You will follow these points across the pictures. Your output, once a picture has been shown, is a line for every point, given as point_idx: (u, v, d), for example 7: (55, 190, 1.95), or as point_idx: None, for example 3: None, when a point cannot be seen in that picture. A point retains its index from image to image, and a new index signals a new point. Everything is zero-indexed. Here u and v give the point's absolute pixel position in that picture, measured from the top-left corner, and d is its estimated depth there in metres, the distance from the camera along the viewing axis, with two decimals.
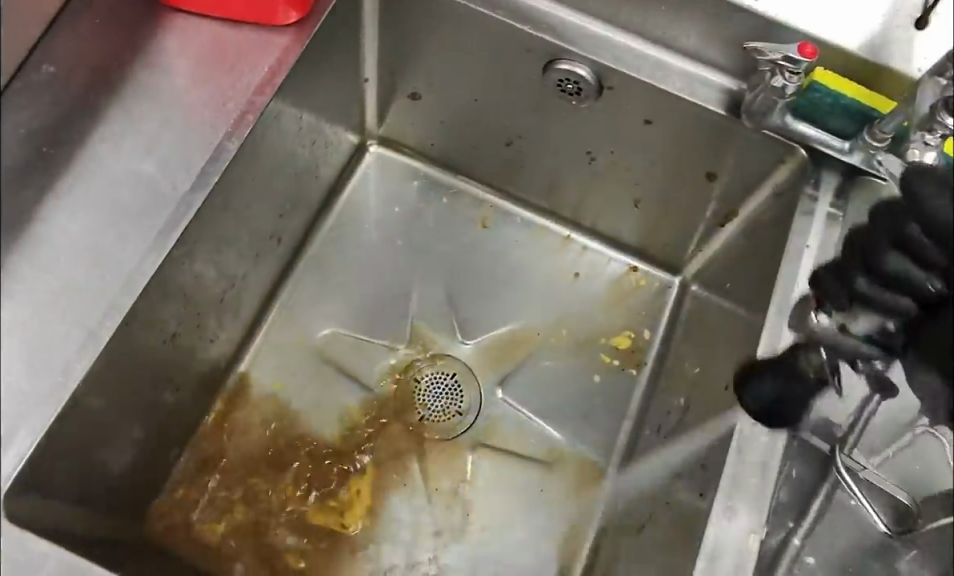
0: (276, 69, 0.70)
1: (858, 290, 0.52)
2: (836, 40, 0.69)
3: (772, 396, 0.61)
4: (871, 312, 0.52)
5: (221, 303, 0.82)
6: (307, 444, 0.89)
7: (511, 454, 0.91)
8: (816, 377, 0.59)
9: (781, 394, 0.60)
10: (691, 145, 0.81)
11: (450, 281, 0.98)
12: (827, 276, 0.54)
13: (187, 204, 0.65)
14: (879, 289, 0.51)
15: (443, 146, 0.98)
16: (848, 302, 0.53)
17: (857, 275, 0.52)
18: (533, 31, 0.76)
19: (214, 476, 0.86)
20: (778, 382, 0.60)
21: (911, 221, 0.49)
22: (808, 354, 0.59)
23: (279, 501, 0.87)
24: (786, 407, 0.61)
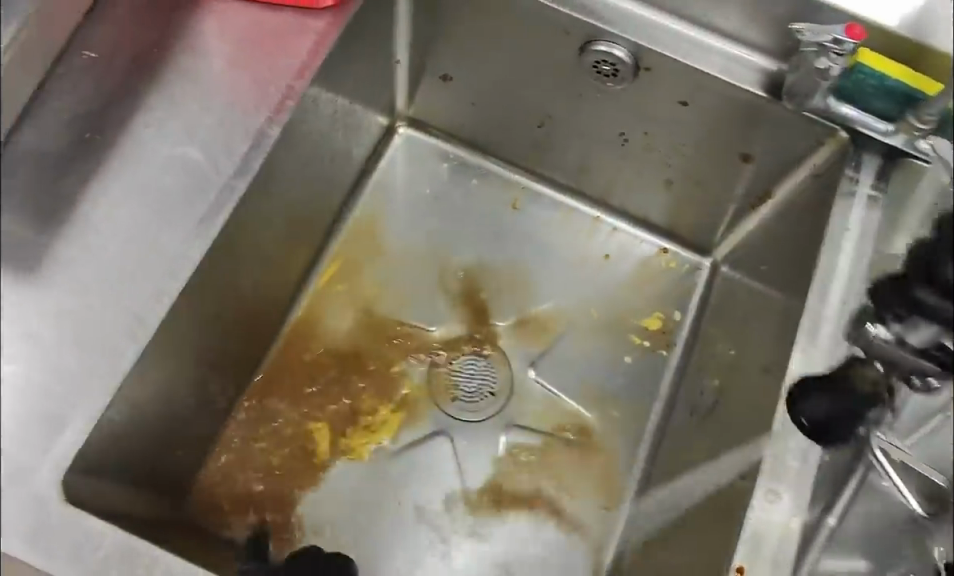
0: (314, 53, 0.70)
1: (919, 300, 0.52)
2: (876, 20, 0.69)
3: (829, 412, 0.58)
4: (931, 323, 0.53)
5: (258, 287, 0.82)
6: (345, 415, 0.91)
7: (544, 435, 0.92)
8: (872, 393, 0.58)
9: (834, 411, 0.58)
10: (726, 127, 0.80)
11: (481, 263, 0.98)
12: (887, 287, 0.55)
13: (231, 189, 0.65)
14: (941, 302, 0.51)
15: (473, 129, 0.97)
16: (907, 311, 0.54)
17: (920, 286, 0.52)
18: (569, 12, 0.76)
19: (253, 437, 0.87)
20: (829, 397, 0.58)
21: None
22: (863, 369, 0.59)
23: (313, 469, 0.88)
24: (838, 422, 0.58)
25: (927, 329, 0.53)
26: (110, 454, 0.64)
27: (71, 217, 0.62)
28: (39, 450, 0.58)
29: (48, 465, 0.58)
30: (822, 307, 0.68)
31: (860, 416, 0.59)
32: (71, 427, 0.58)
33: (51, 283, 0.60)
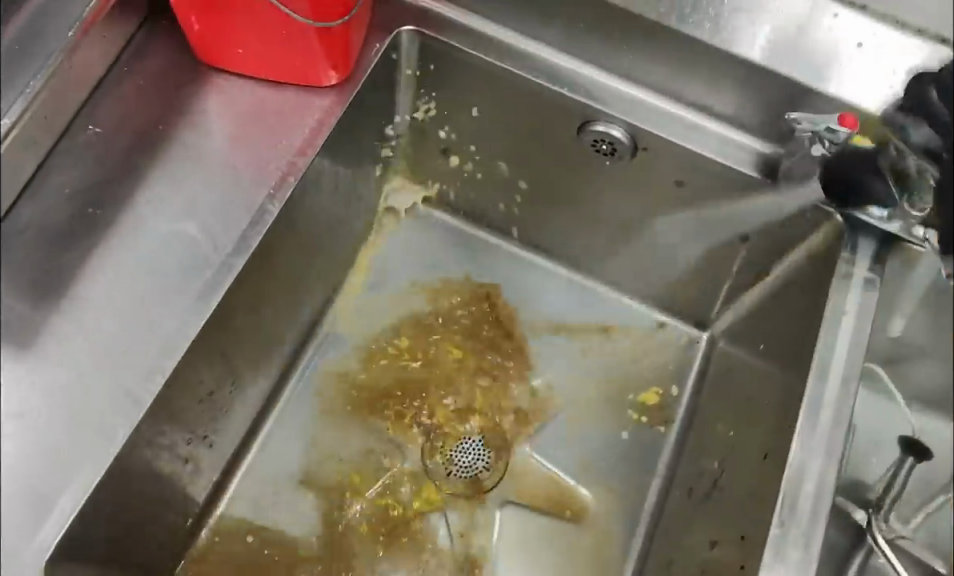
0: (317, 129, 0.71)
1: (930, 97, 0.64)
2: (867, 106, 0.69)
3: (839, 175, 0.71)
4: (926, 124, 0.64)
5: (253, 358, 0.82)
6: (343, 479, 0.89)
7: (543, 512, 0.90)
8: (883, 171, 0.69)
9: (845, 174, 0.70)
10: (717, 212, 0.82)
11: (477, 334, 0.98)
12: (910, 84, 0.66)
13: (228, 267, 0.65)
14: (934, 104, 0.63)
15: (472, 202, 0.98)
16: (909, 110, 0.66)
17: (926, 91, 0.64)
18: (568, 93, 0.78)
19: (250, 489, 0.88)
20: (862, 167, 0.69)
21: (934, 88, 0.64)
22: (893, 147, 0.68)
23: (306, 534, 0.87)
24: (850, 179, 0.70)
25: (926, 127, 0.64)
26: (95, 533, 0.63)
27: (67, 292, 0.62)
28: (24, 534, 0.56)
29: (31, 551, 0.56)
30: (822, 392, 0.68)
31: (855, 186, 0.70)
32: (58, 508, 0.56)
33: (44, 358, 0.60)
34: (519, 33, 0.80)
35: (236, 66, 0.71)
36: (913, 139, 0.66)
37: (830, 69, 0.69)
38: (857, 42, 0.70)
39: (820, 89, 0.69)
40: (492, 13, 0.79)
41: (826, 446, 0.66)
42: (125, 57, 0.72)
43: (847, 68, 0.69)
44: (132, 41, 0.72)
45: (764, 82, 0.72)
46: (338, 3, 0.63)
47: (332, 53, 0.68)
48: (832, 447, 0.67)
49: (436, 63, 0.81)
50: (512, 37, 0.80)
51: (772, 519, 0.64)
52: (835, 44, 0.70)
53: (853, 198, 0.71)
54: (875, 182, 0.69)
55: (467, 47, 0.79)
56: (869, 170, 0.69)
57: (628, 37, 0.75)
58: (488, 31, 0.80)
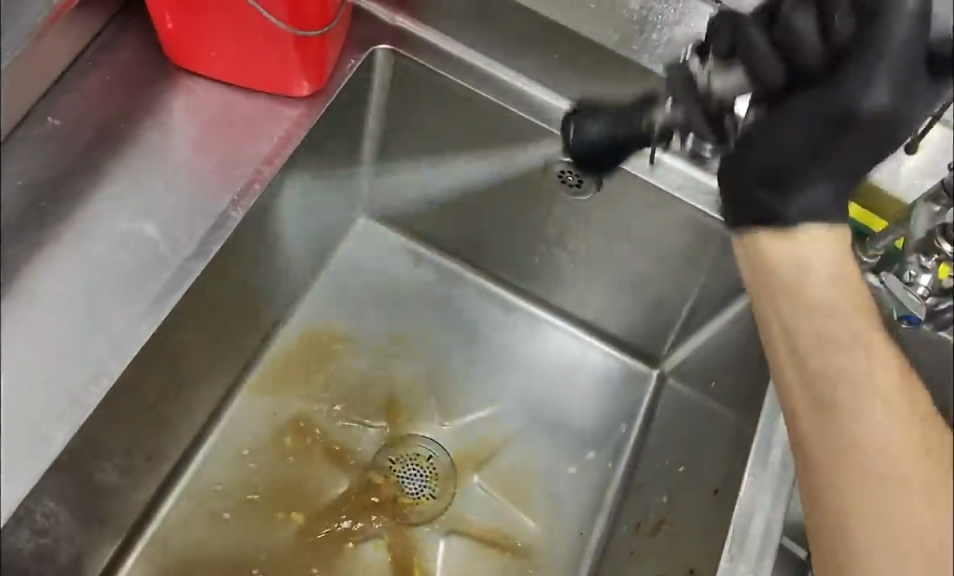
0: (286, 139, 0.70)
1: (747, 38, 0.57)
2: None
3: (599, 137, 0.63)
4: (735, 68, 0.59)
5: (200, 370, 0.79)
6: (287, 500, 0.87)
7: (486, 541, 0.89)
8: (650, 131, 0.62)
9: (609, 136, 0.63)
10: (673, 250, 0.83)
11: (431, 359, 0.97)
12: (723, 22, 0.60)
13: (186, 272, 0.63)
14: (731, 70, 0.59)
15: (432, 226, 0.98)
16: (724, 59, 0.60)
17: (751, 27, 0.57)
18: (539, 122, 0.79)
19: (185, 507, 0.84)
20: (610, 126, 0.63)
21: (795, 14, 0.56)
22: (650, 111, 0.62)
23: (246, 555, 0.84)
24: (609, 145, 0.63)
25: (738, 73, 0.59)
26: (22, 545, 0.60)
27: (15, 285, 0.59)
28: None
29: None
30: (775, 430, 0.69)
31: (626, 146, 0.63)
32: None
33: None
34: (495, 61, 0.81)
35: (208, 69, 0.70)
36: (709, 91, 0.60)
37: None
38: None
39: None
40: (470, 40, 0.80)
41: (777, 484, 0.67)
42: (91, 51, 0.70)
43: None
44: (100, 35, 0.70)
45: None
46: (316, 10, 0.63)
47: (306, 62, 0.68)
48: (783, 485, 0.67)
49: (410, 83, 0.81)
50: (487, 63, 0.80)
51: (722, 554, 0.65)
52: None
53: (616, 156, 0.64)
54: (636, 143, 0.63)
55: (443, 70, 0.79)
56: (635, 137, 0.63)
57: (603, 70, 0.76)
58: (464, 57, 0.80)
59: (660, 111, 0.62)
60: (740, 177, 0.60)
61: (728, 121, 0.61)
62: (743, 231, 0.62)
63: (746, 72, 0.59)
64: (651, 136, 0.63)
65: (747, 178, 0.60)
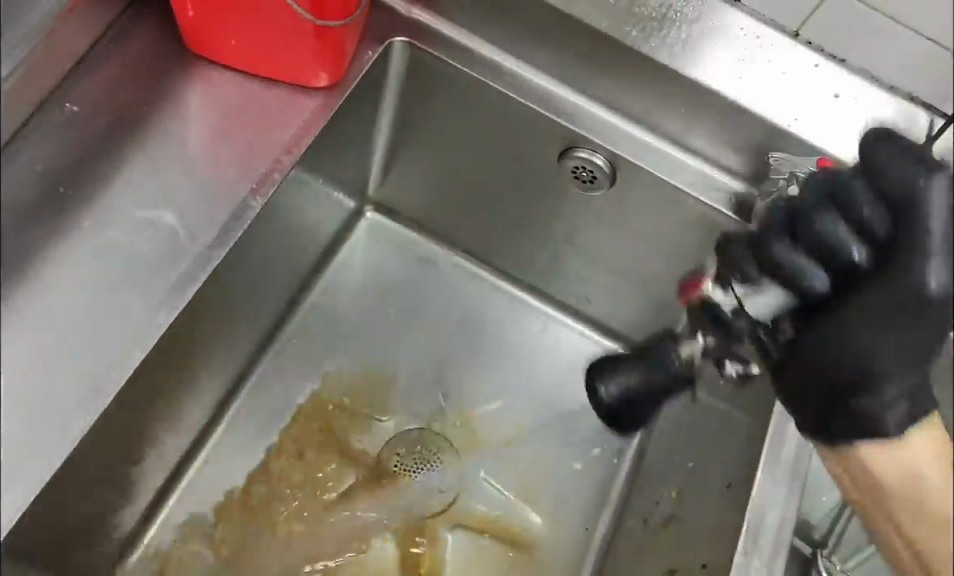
0: (304, 129, 0.69)
1: (772, 256, 0.53)
2: (833, 151, 0.72)
3: (630, 391, 0.64)
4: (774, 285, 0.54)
5: (210, 361, 0.79)
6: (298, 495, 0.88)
7: (492, 535, 0.89)
8: (778, 356, 0.58)
9: (638, 395, 0.64)
10: (682, 249, 0.84)
11: (437, 353, 0.97)
12: (736, 246, 0.56)
13: (207, 259, 0.62)
14: (761, 279, 0.55)
15: (440, 221, 0.98)
16: (743, 284, 0.56)
17: (776, 240, 0.53)
18: (553, 116, 0.79)
19: (195, 500, 0.85)
20: (643, 384, 0.63)
21: (779, 238, 0.53)
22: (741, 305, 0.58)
23: (258, 547, 0.85)
24: (641, 399, 0.64)
25: (775, 291, 0.55)
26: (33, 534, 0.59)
27: (34, 271, 0.59)
28: None
29: None
30: (787, 429, 0.71)
31: (654, 399, 0.64)
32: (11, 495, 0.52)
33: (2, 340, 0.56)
34: (512, 56, 0.81)
35: (226, 58, 0.69)
36: (744, 309, 0.57)
37: (809, 113, 0.72)
38: (835, 92, 0.72)
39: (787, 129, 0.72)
40: (485, 33, 0.81)
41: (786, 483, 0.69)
42: (109, 38, 0.69)
43: (819, 113, 0.72)
44: (117, 22, 0.70)
45: (741, 120, 0.74)
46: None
47: (325, 52, 0.67)
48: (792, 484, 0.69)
49: (425, 76, 0.81)
50: (503, 57, 0.81)
51: (736, 549, 0.66)
52: (815, 90, 0.72)
53: (631, 420, 0.65)
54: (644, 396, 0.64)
55: (458, 63, 0.79)
56: (672, 378, 0.63)
57: (618, 66, 0.76)
58: (477, 49, 0.80)
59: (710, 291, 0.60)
60: (801, 410, 0.56)
61: (777, 330, 0.57)
62: (828, 452, 0.56)
63: (779, 290, 0.54)
64: (713, 352, 0.61)
65: (809, 414, 0.56)
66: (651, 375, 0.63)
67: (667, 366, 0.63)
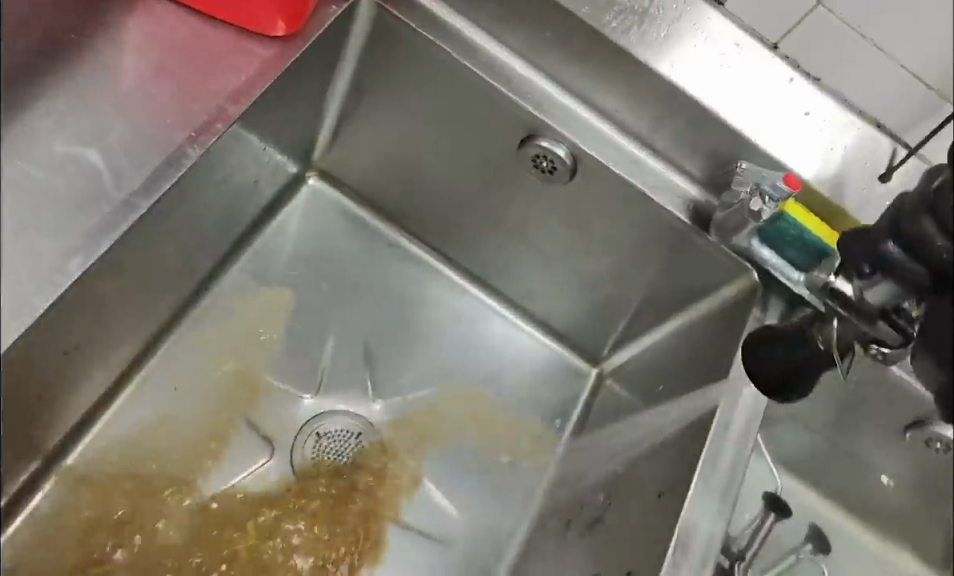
0: (254, 80, 0.64)
1: (889, 254, 0.55)
2: (795, 168, 0.71)
3: (774, 366, 0.66)
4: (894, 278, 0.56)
5: (125, 317, 0.73)
6: (213, 471, 0.83)
7: (411, 528, 0.86)
8: (826, 348, 0.63)
9: (792, 362, 0.65)
10: (634, 253, 0.82)
11: (371, 334, 0.93)
12: (857, 241, 0.59)
13: (132, 208, 0.57)
14: (902, 255, 0.54)
15: (387, 197, 0.94)
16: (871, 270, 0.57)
17: (888, 241, 0.55)
18: (517, 97, 0.76)
19: (92, 471, 0.79)
20: (791, 350, 0.65)
21: (927, 214, 0.53)
22: (822, 327, 0.64)
23: (166, 524, 0.80)
24: (800, 369, 0.65)
25: (889, 284, 0.56)
26: None
27: None
28: None
29: None
30: (720, 443, 0.71)
31: (818, 368, 0.64)
32: None
33: None
34: (481, 30, 0.77)
35: None
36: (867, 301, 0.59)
37: (777, 128, 0.71)
38: (806, 110, 0.71)
39: (750, 138, 0.71)
40: (455, 2, 0.76)
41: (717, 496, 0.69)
42: None
43: (787, 129, 0.71)
44: None
45: (707, 126, 0.73)
46: None
47: None
48: (723, 496, 0.69)
49: (388, 39, 0.77)
50: (472, 30, 0.77)
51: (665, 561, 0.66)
52: (787, 105, 0.71)
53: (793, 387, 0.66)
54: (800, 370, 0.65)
55: (424, 29, 0.75)
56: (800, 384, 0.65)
57: (590, 55, 0.74)
58: (432, 8, 0.77)
59: (827, 331, 0.63)
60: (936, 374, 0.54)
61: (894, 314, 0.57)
62: None
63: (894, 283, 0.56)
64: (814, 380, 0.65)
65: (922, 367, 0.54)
66: (802, 344, 0.65)
67: (809, 341, 0.64)
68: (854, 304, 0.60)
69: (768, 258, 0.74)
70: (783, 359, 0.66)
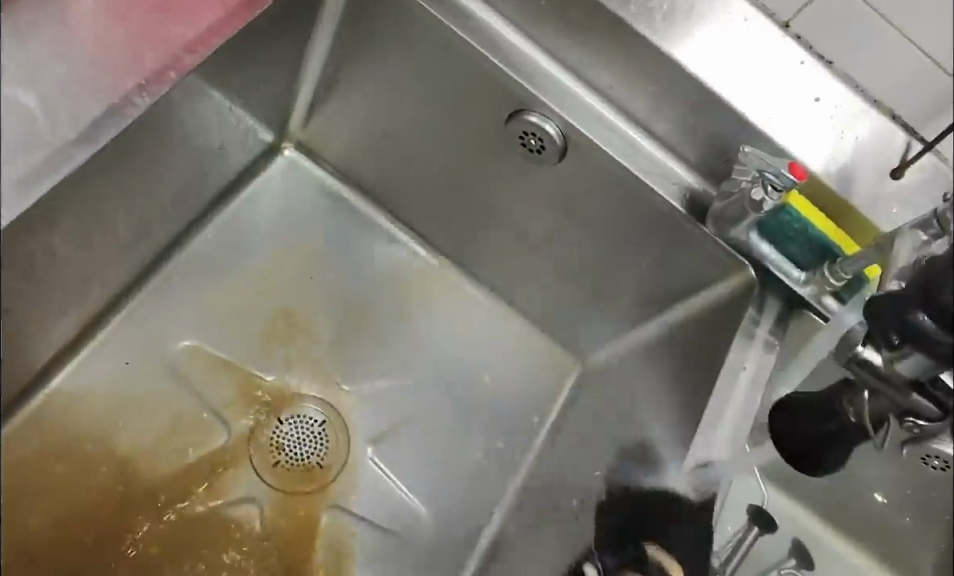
0: (216, 29, 0.59)
1: (916, 328, 0.50)
2: (800, 159, 0.66)
3: (802, 431, 0.64)
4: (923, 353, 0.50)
5: (68, 283, 0.67)
6: (161, 453, 0.79)
7: (363, 520, 0.83)
8: (857, 423, 0.60)
9: (824, 432, 0.63)
10: (624, 244, 0.76)
11: (340, 317, 0.88)
12: (881, 311, 0.53)
13: (66, 156, 0.51)
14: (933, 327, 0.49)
15: (366, 172, 0.88)
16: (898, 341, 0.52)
17: (915, 311, 0.50)
18: (505, 68, 0.70)
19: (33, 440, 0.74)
20: (822, 420, 0.62)
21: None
22: (851, 397, 0.60)
23: (109, 500, 0.76)
24: (832, 442, 0.62)
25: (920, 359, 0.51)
26: None
27: None
28: None
29: None
30: None
31: (851, 441, 0.62)
32: None
33: None
34: None
35: None
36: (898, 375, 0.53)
37: (783, 113, 0.66)
38: (816, 96, 0.66)
39: (754, 122, 0.66)
40: None
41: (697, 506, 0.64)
42: None
43: (794, 115, 0.66)
44: None
45: (707, 108, 0.67)
46: None
47: None
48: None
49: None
50: None
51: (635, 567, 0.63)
52: (795, 89, 0.66)
53: (825, 456, 0.64)
54: (832, 441, 0.62)
55: None
56: (833, 454, 0.63)
57: (586, 27, 0.68)
58: None
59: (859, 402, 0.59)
60: None
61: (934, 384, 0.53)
62: None
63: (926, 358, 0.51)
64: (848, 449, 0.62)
65: None
66: (830, 414, 0.62)
67: (837, 413, 0.61)
68: (890, 376, 0.55)
69: (765, 251, 0.69)
70: (814, 431, 0.63)
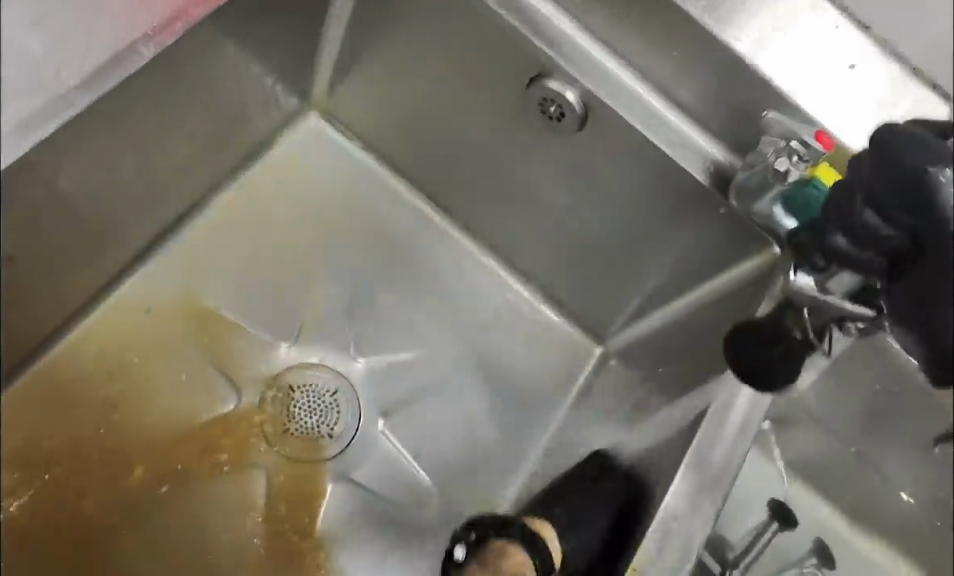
0: None
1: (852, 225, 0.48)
2: (834, 128, 0.62)
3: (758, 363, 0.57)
4: (854, 253, 0.49)
5: (77, 237, 0.68)
6: (170, 413, 0.80)
7: (369, 492, 0.82)
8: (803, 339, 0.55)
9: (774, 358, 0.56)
10: (645, 219, 0.73)
11: (356, 287, 0.87)
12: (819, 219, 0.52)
13: (68, 102, 0.54)
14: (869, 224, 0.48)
15: (387, 141, 0.87)
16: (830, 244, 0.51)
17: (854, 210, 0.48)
18: (529, 34, 0.67)
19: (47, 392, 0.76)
20: (771, 347, 0.56)
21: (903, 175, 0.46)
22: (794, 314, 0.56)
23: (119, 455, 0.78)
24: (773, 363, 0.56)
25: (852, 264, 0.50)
26: None
27: None
28: None
29: None
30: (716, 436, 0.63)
31: (786, 357, 0.56)
32: None
33: None
34: None
35: None
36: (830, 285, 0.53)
37: (816, 81, 0.62)
38: (850, 63, 0.62)
39: (784, 88, 0.62)
40: None
41: (701, 478, 0.61)
42: None
43: (827, 84, 0.62)
44: None
45: (735, 77, 0.64)
46: None
47: None
48: (705, 477, 0.61)
49: None
50: None
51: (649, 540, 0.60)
52: (828, 56, 0.62)
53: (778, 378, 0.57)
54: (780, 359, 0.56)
55: None
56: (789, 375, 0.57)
57: None
58: None
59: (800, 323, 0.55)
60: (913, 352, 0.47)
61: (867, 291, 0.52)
62: None
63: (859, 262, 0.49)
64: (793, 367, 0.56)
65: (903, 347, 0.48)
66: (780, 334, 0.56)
67: (784, 335, 0.56)
68: (824, 290, 0.54)
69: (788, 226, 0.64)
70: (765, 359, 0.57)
